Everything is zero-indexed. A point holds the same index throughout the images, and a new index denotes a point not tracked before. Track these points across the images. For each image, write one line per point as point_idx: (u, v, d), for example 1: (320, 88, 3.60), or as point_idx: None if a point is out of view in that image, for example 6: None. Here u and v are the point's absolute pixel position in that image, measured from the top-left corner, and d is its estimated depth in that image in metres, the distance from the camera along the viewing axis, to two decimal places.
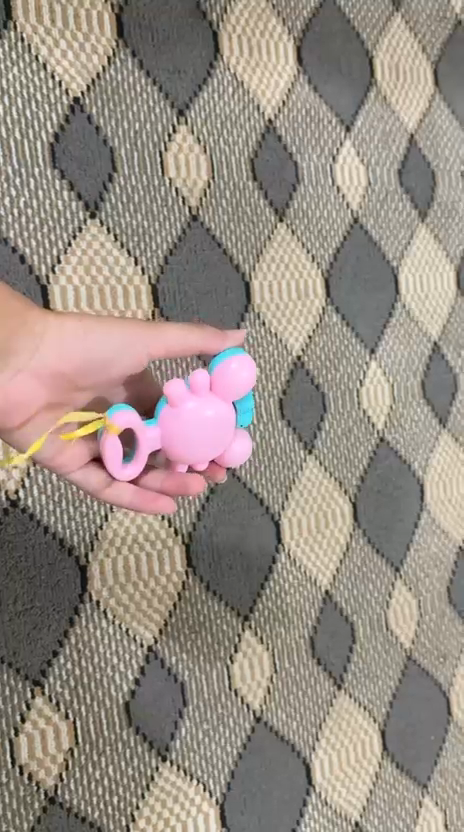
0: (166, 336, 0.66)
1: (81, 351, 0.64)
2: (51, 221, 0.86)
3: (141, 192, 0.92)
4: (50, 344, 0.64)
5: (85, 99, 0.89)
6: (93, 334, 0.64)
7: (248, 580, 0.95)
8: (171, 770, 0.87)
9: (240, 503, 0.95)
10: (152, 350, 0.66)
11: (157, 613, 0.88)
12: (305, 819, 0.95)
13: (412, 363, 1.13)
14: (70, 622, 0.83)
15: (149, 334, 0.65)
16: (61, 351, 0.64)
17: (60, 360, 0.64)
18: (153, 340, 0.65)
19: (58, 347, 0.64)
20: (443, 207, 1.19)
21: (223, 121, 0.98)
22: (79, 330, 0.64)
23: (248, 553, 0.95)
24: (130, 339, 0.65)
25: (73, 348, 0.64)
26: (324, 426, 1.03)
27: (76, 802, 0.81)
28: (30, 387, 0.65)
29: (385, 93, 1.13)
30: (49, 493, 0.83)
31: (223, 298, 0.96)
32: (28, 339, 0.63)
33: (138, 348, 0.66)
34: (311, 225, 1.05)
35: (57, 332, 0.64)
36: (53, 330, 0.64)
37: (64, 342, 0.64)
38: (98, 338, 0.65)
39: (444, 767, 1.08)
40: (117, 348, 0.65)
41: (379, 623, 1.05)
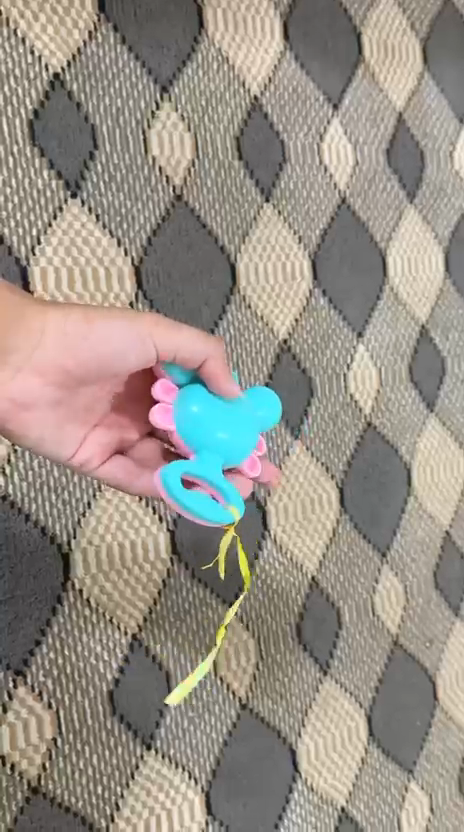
0: (177, 343, 0.63)
1: (84, 350, 0.63)
2: (30, 200, 0.84)
3: (124, 171, 0.90)
4: (51, 341, 0.63)
5: (65, 75, 0.86)
6: (96, 333, 0.63)
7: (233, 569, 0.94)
8: (156, 758, 0.86)
9: None
10: (158, 344, 0.63)
11: (141, 600, 0.87)
12: (292, 805, 0.94)
13: (400, 346, 1.11)
14: (53, 610, 0.82)
15: (158, 331, 0.62)
16: (64, 349, 0.63)
17: (62, 360, 0.63)
18: (159, 336, 0.62)
19: (59, 348, 0.63)
20: (431, 188, 1.17)
21: (208, 99, 0.96)
22: (82, 325, 0.63)
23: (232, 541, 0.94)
24: (138, 337, 0.62)
25: (74, 345, 0.63)
26: (310, 411, 1.02)
27: (59, 792, 0.79)
28: (35, 388, 0.64)
29: (374, 70, 1.11)
30: (31, 481, 0.82)
31: (208, 281, 0.94)
32: (27, 339, 0.62)
33: (146, 343, 0.63)
34: (299, 206, 1.03)
35: (57, 327, 0.62)
36: (54, 327, 0.62)
37: (66, 341, 0.63)
38: (101, 337, 0.63)
39: (429, 751, 1.09)
40: (122, 349, 0.63)
41: (365, 609, 1.04)
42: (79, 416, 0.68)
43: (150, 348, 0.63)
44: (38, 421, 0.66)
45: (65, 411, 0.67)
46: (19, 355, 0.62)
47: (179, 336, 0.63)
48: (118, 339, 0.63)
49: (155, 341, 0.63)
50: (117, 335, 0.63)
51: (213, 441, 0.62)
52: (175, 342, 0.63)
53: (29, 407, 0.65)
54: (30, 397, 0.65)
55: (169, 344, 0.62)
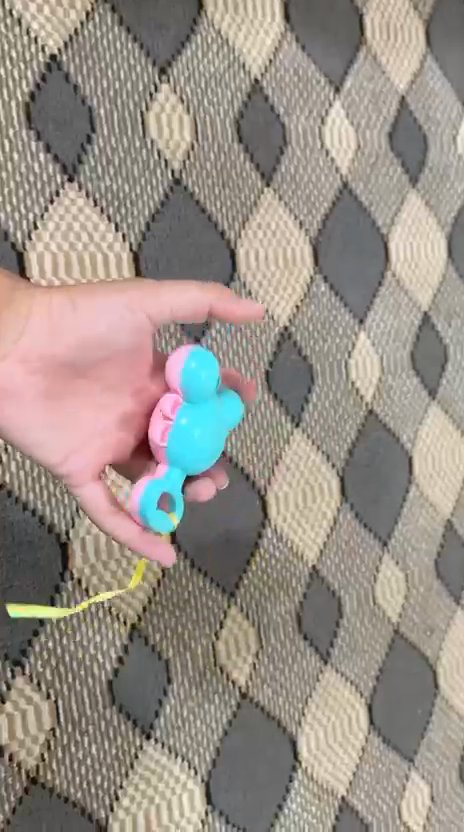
0: (167, 298, 0.63)
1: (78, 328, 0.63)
2: (27, 183, 0.82)
3: (122, 154, 0.88)
4: (43, 323, 0.63)
5: (62, 56, 0.84)
6: (89, 308, 0.63)
7: (234, 558, 0.93)
8: (156, 748, 0.85)
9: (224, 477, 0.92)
10: (148, 306, 0.63)
11: (140, 590, 0.87)
12: (292, 794, 0.94)
13: (402, 333, 1.10)
14: (51, 601, 0.81)
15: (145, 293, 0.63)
16: (57, 329, 0.63)
17: (52, 343, 0.63)
18: (147, 298, 0.63)
19: (47, 330, 0.63)
20: (434, 172, 1.15)
21: (207, 81, 0.94)
22: (70, 304, 0.63)
23: (228, 531, 0.93)
24: (126, 304, 0.63)
25: (64, 324, 0.63)
26: (311, 399, 1.00)
27: (59, 783, 0.79)
28: (24, 376, 0.63)
29: (376, 53, 1.09)
30: (28, 470, 0.81)
31: (208, 266, 0.93)
32: (18, 321, 0.62)
33: (135, 308, 0.63)
34: (300, 190, 1.01)
35: (49, 308, 0.63)
36: (41, 309, 0.63)
37: (54, 321, 0.63)
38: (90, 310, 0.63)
39: (430, 740, 1.08)
40: (116, 323, 0.63)
41: (366, 598, 1.04)
42: (74, 414, 0.64)
43: (141, 313, 0.63)
44: (30, 416, 0.63)
45: (58, 406, 0.64)
46: (12, 340, 0.62)
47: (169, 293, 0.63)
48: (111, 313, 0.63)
49: (146, 307, 0.63)
50: (110, 307, 0.63)
51: (192, 463, 0.63)
52: (166, 299, 0.63)
53: (22, 397, 0.63)
54: (23, 387, 0.63)
55: (160, 301, 0.63)
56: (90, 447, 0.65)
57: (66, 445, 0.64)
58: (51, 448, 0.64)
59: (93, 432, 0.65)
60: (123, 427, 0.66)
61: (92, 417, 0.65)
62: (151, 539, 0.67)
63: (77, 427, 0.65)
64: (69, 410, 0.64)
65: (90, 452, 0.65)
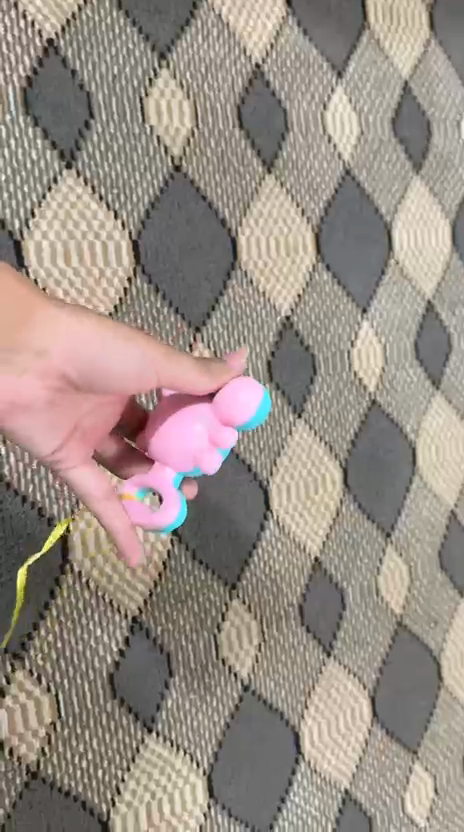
0: (176, 367, 0.58)
1: (99, 359, 0.57)
2: (25, 170, 0.80)
3: (120, 141, 0.86)
4: (68, 343, 0.56)
5: (60, 41, 0.83)
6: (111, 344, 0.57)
7: (231, 558, 0.92)
8: (158, 741, 0.84)
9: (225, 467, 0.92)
10: (161, 368, 0.58)
11: (141, 583, 0.86)
12: (295, 787, 0.93)
13: (406, 322, 1.09)
14: (52, 593, 0.80)
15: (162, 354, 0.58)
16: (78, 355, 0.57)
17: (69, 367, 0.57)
18: (162, 358, 0.58)
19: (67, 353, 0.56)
20: (438, 159, 1.14)
21: (208, 65, 0.93)
22: (96, 334, 0.57)
23: (227, 530, 0.92)
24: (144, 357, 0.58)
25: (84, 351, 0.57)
26: (314, 389, 0.99)
27: (59, 777, 0.78)
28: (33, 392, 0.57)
29: (379, 37, 1.08)
30: (27, 462, 0.80)
31: (209, 254, 0.91)
32: (42, 336, 0.55)
33: (151, 364, 0.58)
34: (302, 177, 1.00)
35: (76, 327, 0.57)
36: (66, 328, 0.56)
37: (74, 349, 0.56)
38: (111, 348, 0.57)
39: (433, 732, 1.08)
40: (131, 371, 0.58)
41: (369, 590, 1.03)
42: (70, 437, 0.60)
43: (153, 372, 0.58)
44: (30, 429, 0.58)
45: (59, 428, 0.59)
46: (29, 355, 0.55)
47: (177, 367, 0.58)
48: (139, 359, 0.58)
49: (167, 371, 0.58)
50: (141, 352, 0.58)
51: None
52: (178, 369, 0.58)
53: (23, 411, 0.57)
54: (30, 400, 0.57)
55: (170, 369, 0.58)
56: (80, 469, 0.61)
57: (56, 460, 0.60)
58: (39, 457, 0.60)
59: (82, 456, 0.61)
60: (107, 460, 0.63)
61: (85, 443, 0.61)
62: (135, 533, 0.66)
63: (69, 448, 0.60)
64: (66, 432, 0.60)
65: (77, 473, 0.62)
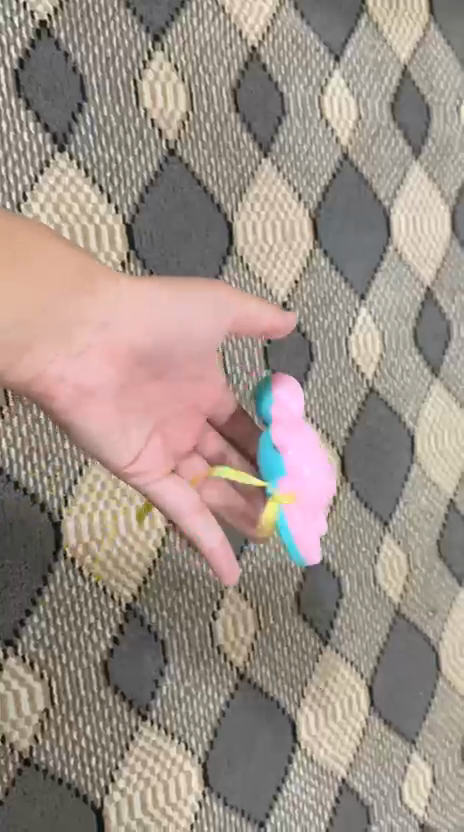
0: (247, 309, 0.63)
1: (169, 319, 0.60)
2: (17, 152, 0.79)
3: (114, 124, 0.86)
4: (130, 310, 0.59)
5: (52, 24, 0.82)
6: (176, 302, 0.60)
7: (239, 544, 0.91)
8: (152, 729, 0.83)
9: None
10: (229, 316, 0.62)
11: (135, 571, 0.85)
12: (291, 776, 0.92)
13: (405, 309, 1.08)
14: (44, 580, 0.79)
15: (233, 300, 0.62)
16: (136, 323, 0.59)
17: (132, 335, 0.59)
18: (230, 306, 0.62)
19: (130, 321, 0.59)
20: (437, 145, 1.13)
21: (203, 48, 0.92)
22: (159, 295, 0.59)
23: None
24: (214, 306, 0.61)
25: (146, 317, 0.59)
26: (311, 376, 0.98)
27: (52, 764, 0.77)
28: (99, 372, 0.59)
29: (377, 21, 1.07)
30: (20, 447, 0.79)
31: (204, 239, 0.91)
32: (103, 308, 0.58)
33: (222, 313, 0.62)
34: (299, 162, 0.99)
35: (139, 293, 0.59)
36: (126, 296, 0.59)
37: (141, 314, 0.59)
38: (177, 306, 0.60)
39: (432, 722, 1.07)
40: (199, 322, 0.61)
41: (367, 578, 1.02)
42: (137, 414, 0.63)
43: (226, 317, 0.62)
44: (99, 412, 0.61)
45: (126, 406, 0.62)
46: (87, 329, 0.58)
47: (248, 311, 0.63)
48: (201, 313, 0.61)
49: (237, 315, 0.62)
50: (207, 303, 0.61)
51: None
52: (248, 311, 0.63)
53: (89, 393, 0.60)
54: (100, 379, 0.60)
55: (242, 311, 0.62)
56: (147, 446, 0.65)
57: (122, 445, 0.63)
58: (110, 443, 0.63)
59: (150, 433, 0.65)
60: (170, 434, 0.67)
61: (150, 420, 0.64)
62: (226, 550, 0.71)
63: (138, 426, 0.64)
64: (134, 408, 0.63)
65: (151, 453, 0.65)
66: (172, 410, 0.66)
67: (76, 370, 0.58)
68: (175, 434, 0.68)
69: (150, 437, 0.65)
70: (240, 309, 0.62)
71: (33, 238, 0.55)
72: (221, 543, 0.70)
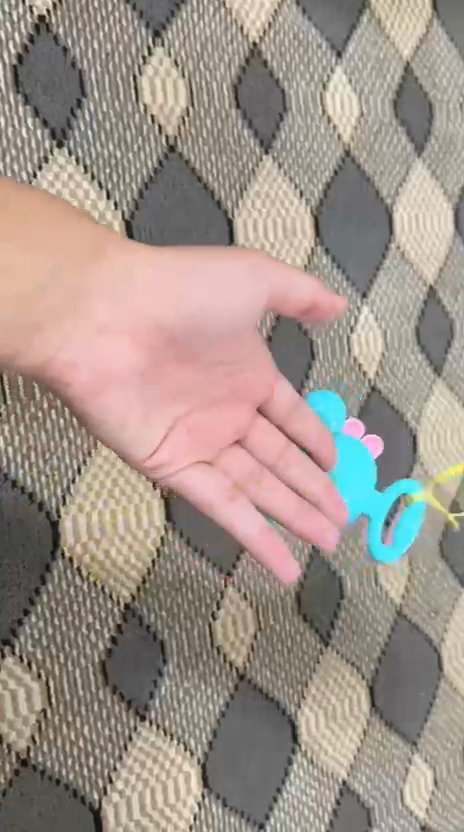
0: (282, 281, 0.63)
1: (185, 296, 0.62)
2: (15, 149, 0.79)
3: (113, 120, 0.85)
4: (144, 289, 0.62)
5: (51, 19, 0.82)
6: (195, 278, 0.62)
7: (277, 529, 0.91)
8: (151, 730, 0.83)
9: None
10: (262, 292, 0.63)
11: (134, 570, 0.84)
12: (291, 778, 0.92)
13: (407, 308, 1.07)
14: (42, 579, 0.78)
15: (264, 272, 0.62)
16: (148, 299, 0.62)
17: (151, 315, 0.63)
18: (260, 281, 0.62)
19: (146, 300, 0.62)
20: (441, 141, 1.12)
21: (203, 44, 0.91)
22: (178, 273, 0.62)
23: None
24: (240, 280, 0.62)
25: (165, 294, 0.62)
26: (312, 376, 0.97)
27: (50, 764, 0.76)
28: (118, 353, 0.64)
29: (379, 17, 1.06)
30: (18, 445, 0.79)
31: (204, 235, 0.90)
32: (113, 286, 0.62)
33: (252, 286, 0.62)
34: (300, 159, 0.98)
35: (153, 269, 0.62)
36: (139, 273, 0.63)
37: (157, 292, 0.62)
38: (195, 282, 0.62)
39: (434, 724, 1.06)
40: (225, 298, 0.62)
41: (368, 578, 1.02)
42: (161, 395, 0.67)
43: (261, 290, 0.63)
44: (119, 393, 0.65)
45: (153, 386, 0.66)
46: (97, 305, 0.62)
47: (282, 285, 0.63)
48: (222, 285, 0.62)
49: (271, 289, 0.63)
50: (230, 276, 0.62)
51: None
52: (284, 283, 0.63)
53: (103, 374, 0.64)
54: (120, 360, 0.64)
55: (277, 283, 0.63)
56: (173, 426, 0.69)
57: (147, 424, 0.68)
58: (136, 422, 0.68)
59: (176, 414, 0.69)
60: (200, 414, 0.70)
61: (175, 401, 0.68)
62: (275, 548, 0.74)
63: (165, 406, 0.68)
64: (161, 389, 0.67)
65: (179, 432, 0.70)
66: (201, 397, 0.69)
67: (88, 350, 0.63)
68: (206, 424, 0.71)
69: (172, 423, 0.69)
70: (273, 285, 0.63)
71: (40, 218, 0.62)
72: (260, 534, 0.73)
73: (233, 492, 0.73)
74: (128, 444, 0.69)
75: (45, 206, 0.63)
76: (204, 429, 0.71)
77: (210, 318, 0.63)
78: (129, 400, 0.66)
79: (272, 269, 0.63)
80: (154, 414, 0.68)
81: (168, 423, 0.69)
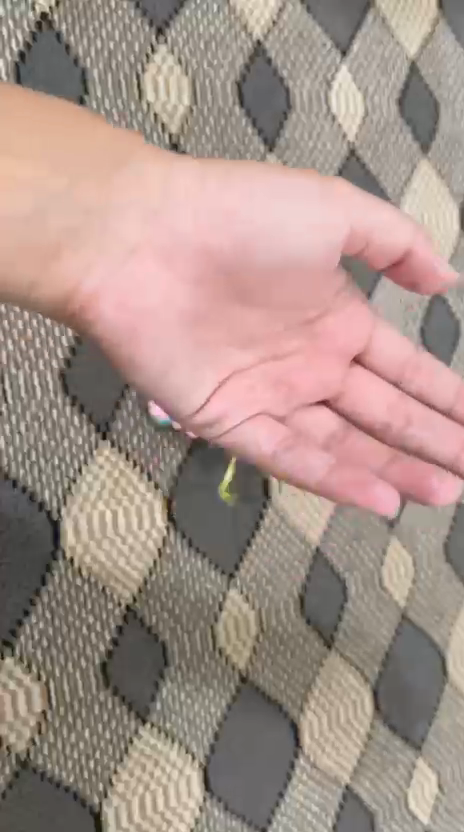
0: (366, 212, 0.64)
1: (237, 218, 0.63)
2: None
3: (116, 117, 0.84)
4: (190, 212, 0.63)
5: (54, 15, 0.81)
6: (248, 200, 0.63)
7: (272, 525, 0.94)
8: (152, 732, 0.82)
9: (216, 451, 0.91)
10: (346, 221, 0.64)
11: (135, 571, 0.83)
12: (294, 782, 0.91)
13: (412, 308, 1.06)
14: (43, 580, 0.77)
15: (341, 196, 0.64)
16: (189, 231, 0.63)
17: (199, 241, 0.63)
18: (342, 207, 0.63)
19: (190, 223, 0.63)
20: (446, 141, 1.12)
21: (207, 42, 0.91)
22: (229, 196, 0.63)
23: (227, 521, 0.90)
24: (306, 207, 0.63)
25: (212, 219, 0.63)
26: None
27: (50, 767, 0.75)
28: (159, 282, 0.64)
29: (384, 16, 1.06)
30: (18, 445, 0.77)
31: None
32: (152, 205, 0.63)
33: (330, 212, 0.64)
34: (305, 158, 0.97)
35: (196, 188, 0.63)
36: (179, 193, 0.63)
37: (201, 212, 0.63)
38: (249, 205, 0.63)
39: (438, 728, 1.05)
40: (283, 224, 0.64)
41: (372, 581, 1.01)
42: (203, 334, 0.67)
43: (343, 224, 0.64)
44: (159, 329, 0.65)
45: (196, 328, 0.66)
46: (121, 226, 0.62)
47: (367, 214, 0.64)
48: (280, 219, 0.64)
49: (360, 217, 0.64)
50: (290, 209, 0.63)
51: None
52: (368, 213, 0.64)
53: (137, 309, 0.64)
54: (160, 291, 0.64)
55: (364, 215, 0.64)
56: (216, 369, 0.69)
57: (194, 367, 0.67)
58: (180, 365, 0.67)
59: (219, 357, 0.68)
60: (247, 357, 0.70)
61: (220, 337, 0.68)
62: (363, 487, 0.70)
63: (212, 346, 0.68)
64: (207, 327, 0.67)
65: (228, 380, 0.69)
66: (257, 334, 0.70)
67: (121, 284, 0.63)
68: (257, 367, 0.71)
69: (221, 373, 0.69)
70: (357, 213, 0.64)
71: (55, 123, 0.59)
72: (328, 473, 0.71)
73: (296, 440, 0.71)
74: (171, 393, 0.68)
75: (59, 118, 0.60)
76: (253, 372, 0.71)
77: (257, 253, 0.64)
78: (167, 337, 0.65)
79: (349, 198, 0.64)
80: (196, 353, 0.67)
81: (214, 366, 0.68)
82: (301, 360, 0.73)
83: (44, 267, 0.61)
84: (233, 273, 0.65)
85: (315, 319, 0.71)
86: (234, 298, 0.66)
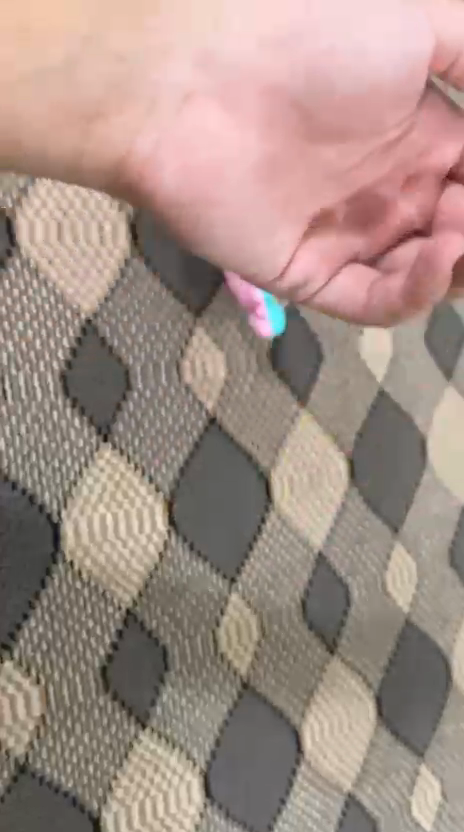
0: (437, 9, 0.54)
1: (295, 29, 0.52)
2: None
3: None
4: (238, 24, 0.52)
5: None
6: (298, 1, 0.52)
7: (276, 532, 0.92)
8: (152, 737, 0.81)
9: (219, 451, 0.90)
10: (426, 20, 0.54)
11: (136, 575, 0.82)
12: (295, 788, 0.90)
13: None
14: (43, 583, 0.76)
15: None
16: (248, 62, 0.53)
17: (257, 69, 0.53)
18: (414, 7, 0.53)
19: (242, 47, 0.52)
20: None
21: None
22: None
23: (229, 526, 0.89)
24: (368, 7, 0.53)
25: (271, 38, 0.52)
26: (318, 377, 1.00)
27: (49, 771, 0.74)
28: (221, 127, 0.55)
29: None
30: (18, 447, 0.77)
31: None
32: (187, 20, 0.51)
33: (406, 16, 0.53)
34: None
35: None
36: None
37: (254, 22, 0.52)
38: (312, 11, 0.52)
39: (443, 735, 1.04)
40: (353, 40, 0.53)
41: (375, 585, 1.00)
42: (279, 179, 0.57)
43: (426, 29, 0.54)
44: (231, 183, 0.56)
45: (273, 175, 0.57)
46: (171, 55, 0.52)
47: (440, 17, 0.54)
48: (351, 29, 0.53)
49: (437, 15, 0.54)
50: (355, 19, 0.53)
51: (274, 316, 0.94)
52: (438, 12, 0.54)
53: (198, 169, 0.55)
54: (223, 138, 0.55)
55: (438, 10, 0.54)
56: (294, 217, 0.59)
57: (270, 224, 0.58)
58: (254, 224, 0.58)
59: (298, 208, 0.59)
60: (327, 202, 0.60)
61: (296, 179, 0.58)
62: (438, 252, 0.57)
63: (286, 197, 0.58)
64: (280, 173, 0.57)
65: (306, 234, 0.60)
66: (333, 178, 0.59)
67: (183, 133, 0.54)
68: (340, 219, 0.62)
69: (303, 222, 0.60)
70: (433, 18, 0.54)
71: None
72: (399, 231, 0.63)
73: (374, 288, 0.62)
74: (252, 259, 0.60)
75: None
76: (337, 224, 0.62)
77: (336, 71, 0.54)
78: (240, 186, 0.56)
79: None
80: (275, 203, 0.58)
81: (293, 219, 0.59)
82: (398, 188, 0.61)
83: (87, 132, 0.53)
84: (304, 108, 0.55)
85: (395, 143, 0.58)
86: (312, 134, 0.57)
